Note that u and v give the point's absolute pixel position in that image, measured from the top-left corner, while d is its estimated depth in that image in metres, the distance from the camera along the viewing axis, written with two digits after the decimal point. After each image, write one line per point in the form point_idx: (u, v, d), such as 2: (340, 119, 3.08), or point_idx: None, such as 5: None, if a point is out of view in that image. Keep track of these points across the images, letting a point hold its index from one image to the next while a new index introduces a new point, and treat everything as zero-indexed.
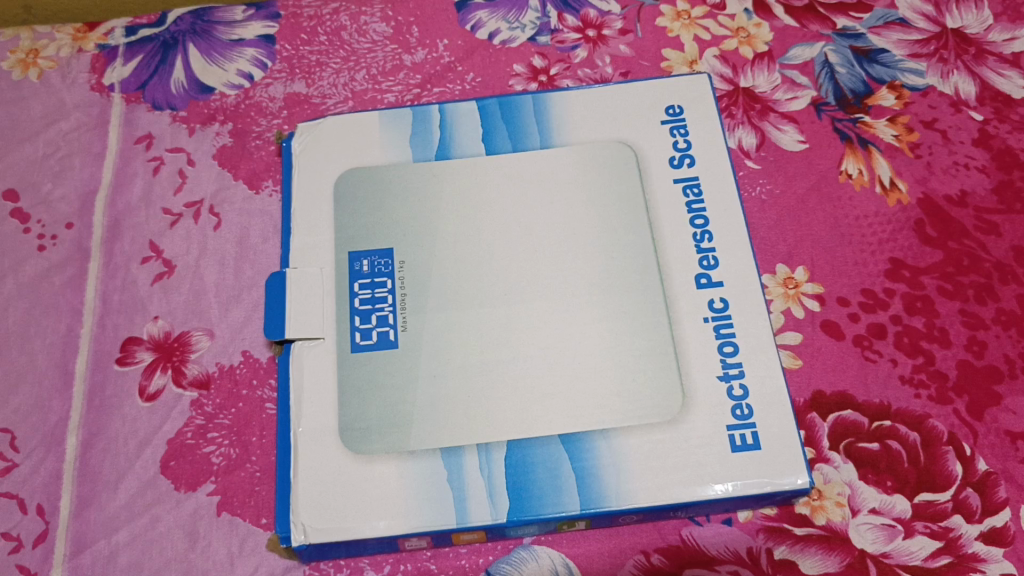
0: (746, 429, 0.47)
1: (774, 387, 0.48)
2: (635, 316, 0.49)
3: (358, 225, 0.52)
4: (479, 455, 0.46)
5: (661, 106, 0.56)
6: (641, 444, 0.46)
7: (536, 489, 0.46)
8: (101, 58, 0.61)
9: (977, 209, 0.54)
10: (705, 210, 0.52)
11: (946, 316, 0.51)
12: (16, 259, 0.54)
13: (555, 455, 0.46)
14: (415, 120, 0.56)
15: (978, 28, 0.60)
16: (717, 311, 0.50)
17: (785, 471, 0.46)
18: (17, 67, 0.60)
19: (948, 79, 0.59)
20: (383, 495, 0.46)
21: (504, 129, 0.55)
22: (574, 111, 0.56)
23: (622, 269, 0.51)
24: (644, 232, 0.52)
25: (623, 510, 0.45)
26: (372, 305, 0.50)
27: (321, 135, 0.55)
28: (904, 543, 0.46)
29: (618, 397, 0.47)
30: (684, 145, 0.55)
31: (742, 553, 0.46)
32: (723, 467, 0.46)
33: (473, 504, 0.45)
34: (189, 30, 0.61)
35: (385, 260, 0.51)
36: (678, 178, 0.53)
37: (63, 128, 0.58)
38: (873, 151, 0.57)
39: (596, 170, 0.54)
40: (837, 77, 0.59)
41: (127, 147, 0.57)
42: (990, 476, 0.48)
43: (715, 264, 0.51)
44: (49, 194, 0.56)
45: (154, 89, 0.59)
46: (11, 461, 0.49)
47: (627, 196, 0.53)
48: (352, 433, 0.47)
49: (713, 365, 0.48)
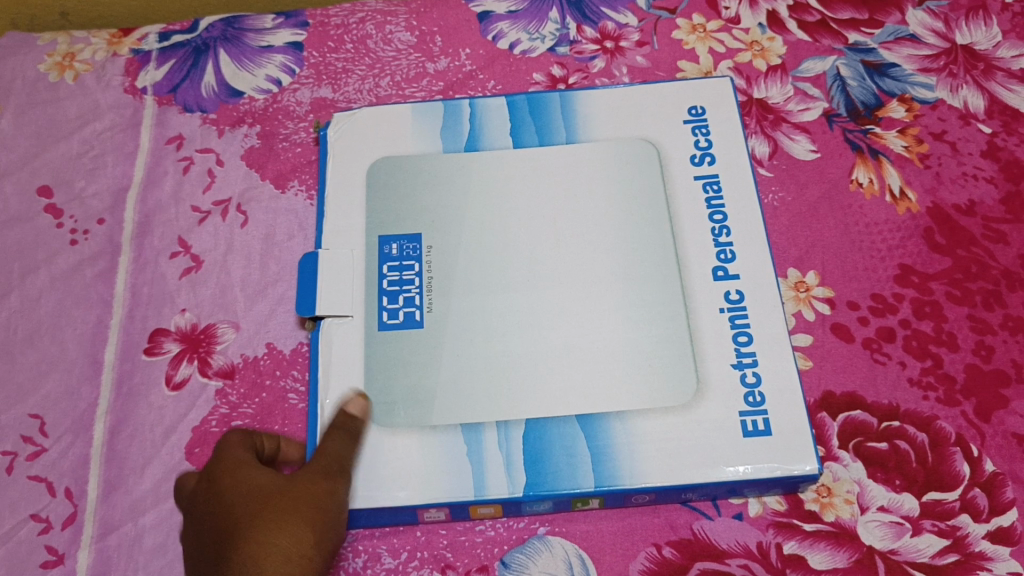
0: (758, 416, 0.48)
1: (786, 374, 0.49)
2: (652, 305, 0.51)
3: (387, 211, 0.54)
4: (499, 432, 0.48)
5: (683, 106, 0.58)
6: (656, 426, 0.47)
7: (551, 465, 0.47)
8: (134, 62, 0.63)
9: (985, 218, 0.55)
10: (723, 206, 0.54)
11: (954, 321, 0.53)
12: (49, 252, 0.56)
13: (572, 434, 0.48)
14: (446, 113, 0.58)
15: (987, 44, 0.62)
16: (732, 303, 0.51)
17: (796, 458, 0.46)
18: (54, 69, 0.62)
19: (957, 93, 0.60)
20: (405, 467, 0.47)
21: (531, 124, 0.57)
22: (599, 109, 0.58)
23: (641, 260, 0.52)
24: (664, 224, 0.53)
25: (637, 489, 0.46)
26: (400, 287, 0.52)
27: (355, 126, 0.57)
28: (912, 540, 0.47)
29: (633, 382, 0.49)
30: (706, 144, 0.56)
31: (753, 548, 0.47)
32: (735, 449, 0.47)
33: (492, 476, 0.47)
34: (221, 37, 0.64)
35: (413, 244, 0.53)
36: (698, 176, 0.55)
37: (97, 129, 0.60)
38: (883, 161, 0.58)
39: (620, 165, 0.55)
40: (849, 89, 0.61)
41: (158, 147, 0.59)
42: (997, 477, 0.48)
43: (732, 257, 0.52)
44: (82, 191, 0.58)
45: (186, 93, 0.61)
46: (40, 445, 0.50)
47: (648, 192, 0.54)
48: (377, 407, 0.48)
49: (727, 353, 0.49)
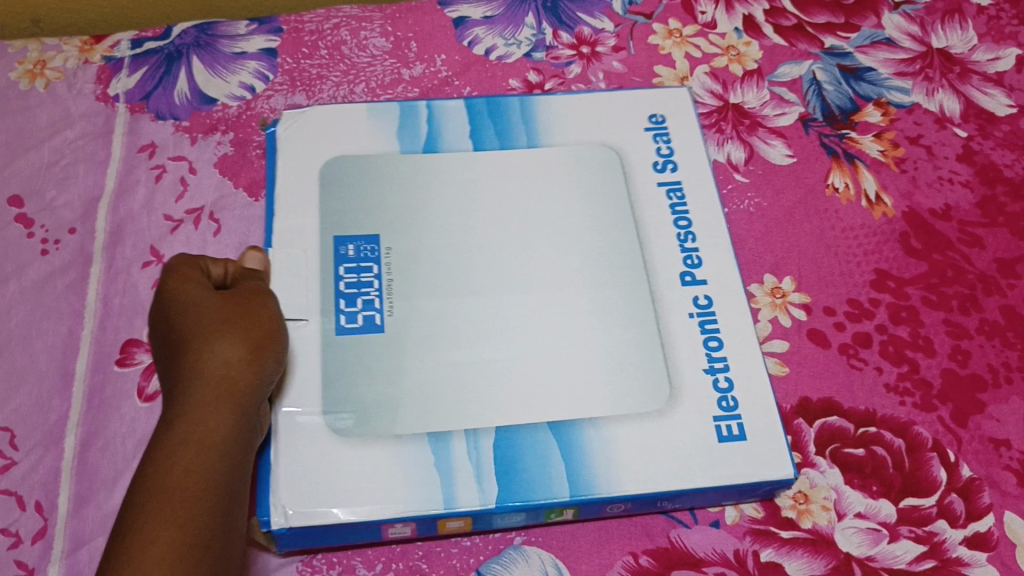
0: (731, 420, 0.48)
1: (759, 380, 0.50)
2: (625, 309, 0.51)
3: (343, 211, 0.53)
4: (467, 442, 0.47)
5: (645, 114, 0.58)
6: (628, 432, 0.47)
7: (524, 476, 0.46)
8: (106, 70, 0.62)
9: (961, 223, 0.56)
10: (688, 212, 0.55)
11: (930, 325, 0.53)
12: (20, 263, 0.55)
13: (545, 442, 0.47)
14: (403, 113, 0.57)
15: (963, 48, 0.62)
16: (701, 308, 0.52)
17: (774, 463, 0.47)
18: (25, 78, 0.62)
19: (933, 97, 0.60)
20: (369, 479, 0.45)
21: (491, 126, 0.57)
22: (560, 115, 0.58)
23: (608, 265, 0.52)
24: (630, 230, 0.54)
25: (612, 497, 0.46)
26: (358, 289, 0.51)
27: (307, 123, 0.56)
28: (889, 547, 0.47)
29: (602, 388, 0.49)
30: (667, 151, 0.57)
31: (729, 555, 0.47)
32: (710, 459, 0.47)
33: (462, 489, 0.46)
34: (193, 43, 0.63)
35: (372, 246, 0.52)
36: (662, 182, 0.56)
37: (69, 137, 0.59)
38: (859, 165, 0.58)
39: (585, 170, 0.56)
40: (825, 94, 0.60)
41: (131, 156, 0.59)
42: (974, 482, 0.48)
43: (698, 263, 0.53)
44: (53, 201, 0.57)
45: (159, 100, 0.61)
46: (10, 459, 0.49)
47: (615, 197, 0.55)
48: (336, 417, 0.47)
49: (699, 358, 0.50)
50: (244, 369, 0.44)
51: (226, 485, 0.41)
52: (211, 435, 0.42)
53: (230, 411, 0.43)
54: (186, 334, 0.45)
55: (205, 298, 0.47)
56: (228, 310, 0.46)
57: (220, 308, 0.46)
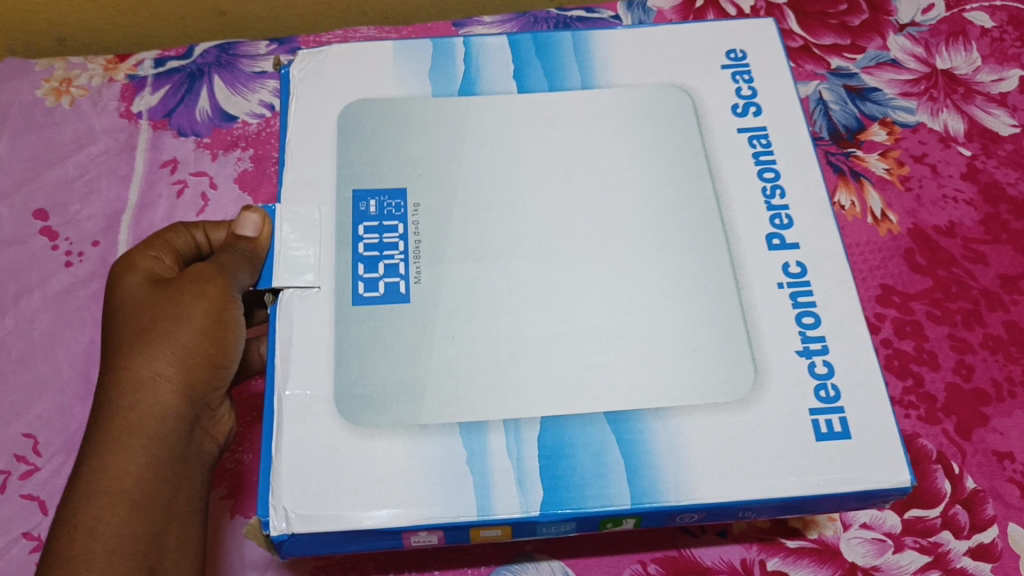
0: (833, 415, 0.41)
1: (865, 365, 0.42)
2: (694, 281, 0.44)
3: (363, 161, 0.47)
4: (507, 435, 0.40)
5: (720, 50, 0.51)
6: (707, 427, 0.41)
7: (575, 478, 0.40)
8: (129, 88, 0.64)
9: (965, 239, 0.57)
10: (774, 162, 0.47)
11: (935, 340, 0.53)
12: (43, 274, 0.57)
13: (601, 437, 0.41)
14: (436, 51, 0.51)
15: (966, 69, 0.63)
16: (793, 277, 0.44)
17: (887, 470, 0.40)
18: (50, 95, 0.63)
19: (937, 117, 0.61)
20: (389, 482, 0.40)
21: (539, 65, 0.50)
22: (623, 51, 0.51)
23: (676, 226, 0.46)
24: (704, 182, 0.47)
25: (682, 506, 0.39)
26: (380, 252, 0.45)
27: (326, 62, 0.50)
28: (894, 557, 0.48)
29: (675, 370, 0.42)
30: (748, 92, 0.49)
31: (736, 564, 0.48)
32: (807, 462, 0.40)
33: (501, 493, 0.39)
34: (215, 62, 0.65)
35: (397, 201, 0.46)
36: (743, 128, 0.48)
37: (92, 153, 0.61)
38: (865, 183, 0.59)
39: (648, 111, 0.49)
40: (831, 114, 0.62)
41: (152, 171, 0.60)
42: (977, 494, 0.49)
43: (788, 223, 0.45)
44: (76, 214, 0.59)
45: (180, 117, 0.62)
46: (33, 465, 0.51)
47: (683, 143, 0.48)
48: (350, 401, 0.41)
49: (791, 339, 0.43)
50: (162, 393, 0.42)
51: (148, 532, 0.41)
52: (125, 479, 0.41)
53: (145, 449, 0.41)
54: (114, 344, 0.44)
55: (141, 298, 0.45)
56: (157, 315, 0.44)
57: (149, 313, 0.44)
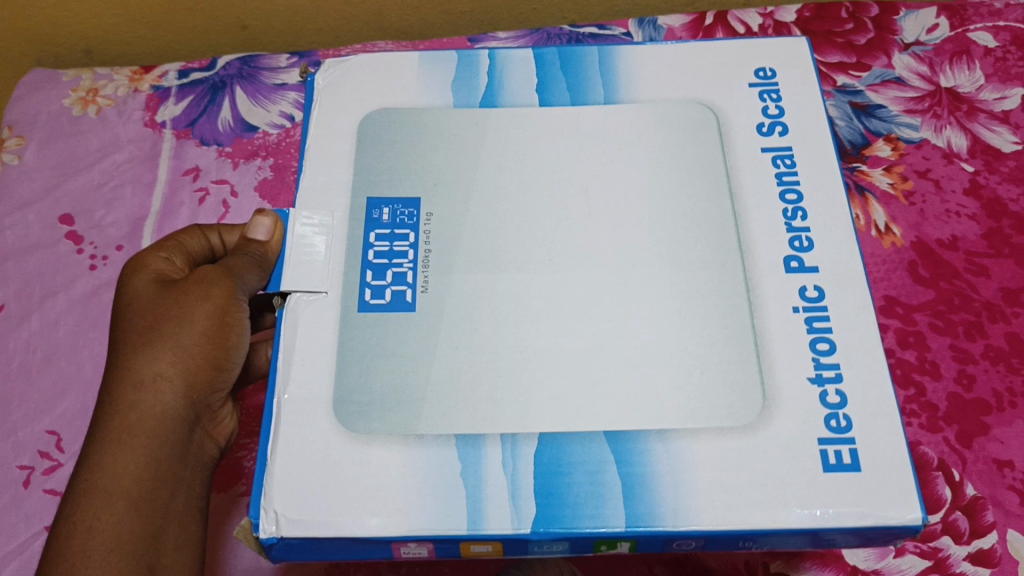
0: (842, 445, 0.41)
1: (879, 394, 0.42)
2: (707, 296, 0.45)
3: (379, 167, 0.49)
4: (503, 449, 0.42)
5: (749, 67, 0.52)
6: (708, 443, 0.41)
7: (570, 497, 0.40)
8: (154, 98, 0.66)
9: (968, 253, 0.58)
10: (797, 183, 0.48)
11: (937, 350, 0.55)
12: (68, 278, 0.58)
13: (600, 455, 0.41)
14: (460, 62, 0.52)
15: (970, 87, 0.65)
16: (809, 301, 0.44)
17: (893, 504, 0.40)
18: (78, 104, 0.65)
19: (940, 134, 0.63)
20: (382, 492, 0.41)
21: (563, 79, 0.52)
22: (649, 67, 0.52)
23: (688, 242, 0.47)
24: (722, 200, 0.48)
25: (679, 532, 0.40)
26: (389, 260, 0.46)
27: (350, 71, 0.52)
28: (895, 561, 0.49)
29: (679, 382, 0.43)
30: (776, 110, 0.50)
31: (739, 565, 0.50)
32: (810, 481, 0.40)
33: (492, 508, 0.40)
34: (237, 74, 0.66)
35: (410, 210, 0.48)
36: (766, 147, 0.49)
37: (117, 160, 0.63)
38: (870, 197, 0.60)
39: (666, 129, 0.50)
40: (838, 129, 0.63)
41: (175, 178, 0.62)
42: (978, 501, 0.50)
43: (808, 246, 0.46)
44: (101, 220, 0.61)
45: (203, 127, 0.64)
46: (56, 461, 0.52)
47: (704, 158, 0.49)
48: (347, 407, 0.43)
49: (802, 364, 0.43)
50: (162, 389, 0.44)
51: (148, 527, 0.42)
52: (122, 473, 0.42)
53: (143, 447, 0.43)
54: (123, 340, 0.46)
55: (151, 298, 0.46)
56: (162, 313, 0.46)
57: (155, 311, 0.46)
